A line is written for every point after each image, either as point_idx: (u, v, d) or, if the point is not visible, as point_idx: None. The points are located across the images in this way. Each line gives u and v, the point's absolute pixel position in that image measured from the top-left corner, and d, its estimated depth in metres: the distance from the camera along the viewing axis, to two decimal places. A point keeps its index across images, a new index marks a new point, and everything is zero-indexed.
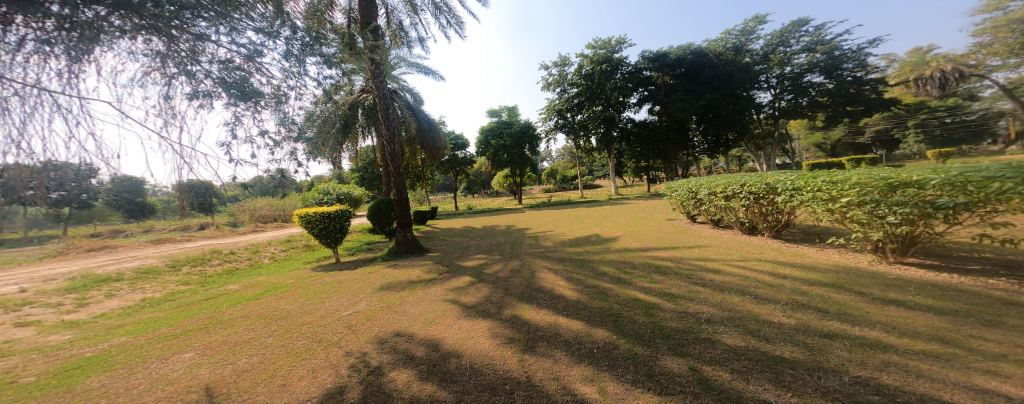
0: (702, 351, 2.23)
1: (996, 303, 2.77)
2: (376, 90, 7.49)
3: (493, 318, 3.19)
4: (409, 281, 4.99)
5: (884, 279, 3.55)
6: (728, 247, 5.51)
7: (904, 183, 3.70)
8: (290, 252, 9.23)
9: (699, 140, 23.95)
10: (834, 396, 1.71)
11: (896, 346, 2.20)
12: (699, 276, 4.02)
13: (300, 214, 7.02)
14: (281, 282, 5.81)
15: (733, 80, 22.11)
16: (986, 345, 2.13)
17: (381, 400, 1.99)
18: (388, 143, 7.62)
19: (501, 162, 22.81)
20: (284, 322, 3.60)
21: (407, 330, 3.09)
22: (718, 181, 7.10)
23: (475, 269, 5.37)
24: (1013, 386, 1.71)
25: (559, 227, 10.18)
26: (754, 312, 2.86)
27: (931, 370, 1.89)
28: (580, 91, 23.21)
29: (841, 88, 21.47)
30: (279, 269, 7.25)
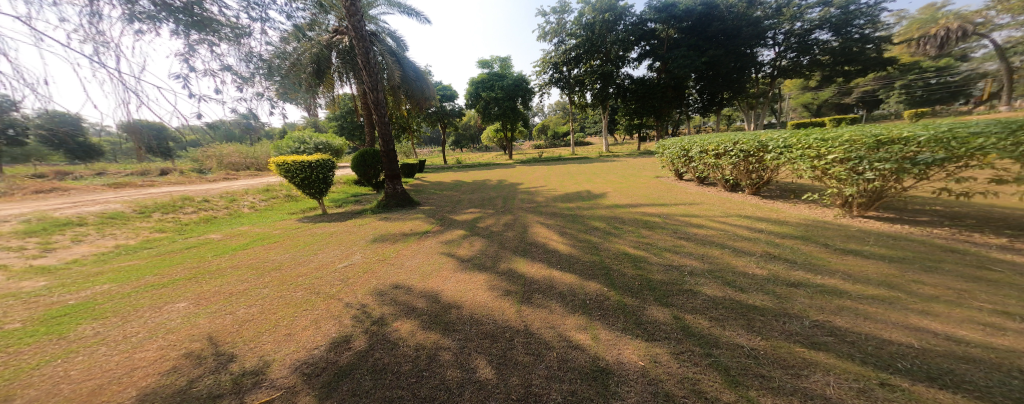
0: (685, 301, 2.44)
1: (938, 250, 3.11)
2: (353, 30, 6.78)
3: (491, 271, 3.34)
4: (401, 234, 5.06)
5: (847, 231, 3.84)
6: (711, 203, 5.73)
7: (893, 141, 3.82)
8: (271, 202, 9.03)
9: (694, 98, 23.58)
10: (796, 338, 1.94)
11: (850, 291, 2.46)
12: (683, 230, 4.24)
13: (277, 162, 6.71)
14: (267, 232, 5.79)
15: (739, 36, 21.07)
16: (924, 288, 2.43)
17: (387, 348, 2.13)
18: (371, 91, 7.13)
19: (491, 117, 22.01)
20: (278, 274, 3.65)
21: (406, 282, 3.20)
22: (711, 139, 7.12)
23: (468, 223, 5.47)
24: (939, 323, 1.99)
25: (550, 182, 10.24)
26: (731, 264, 3.10)
27: (878, 313, 2.16)
28: (579, 43, 21.91)
29: (845, 50, 20.93)
30: (263, 219, 7.14)
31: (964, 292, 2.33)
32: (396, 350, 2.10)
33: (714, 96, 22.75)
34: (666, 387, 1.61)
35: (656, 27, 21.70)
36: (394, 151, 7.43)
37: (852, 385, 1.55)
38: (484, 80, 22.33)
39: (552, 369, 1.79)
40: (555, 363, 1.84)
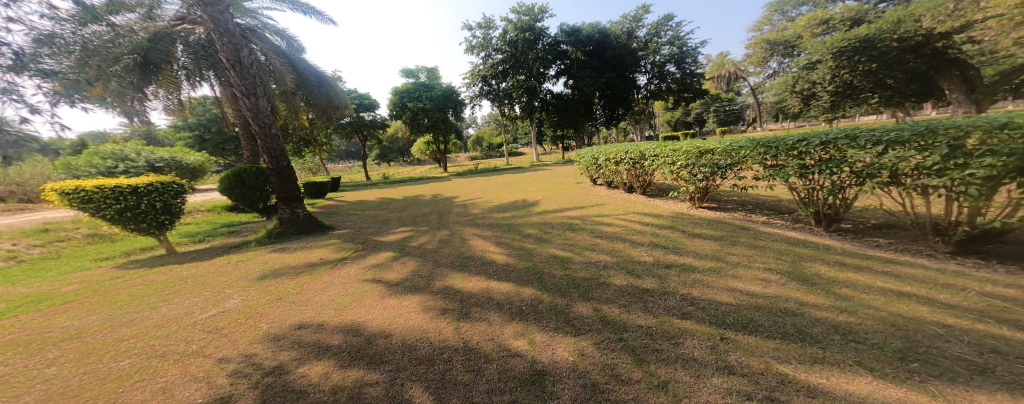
0: (603, 294, 2.71)
1: (739, 229, 4.27)
2: (209, 20, 5.61)
3: (421, 291, 3.09)
4: (305, 265, 4.26)
5: (694, 219, 4.97)
6: (615, 204, 6.65)
7: (706, 151, 5.12)
8: (60, 248, 6.35)
9: (600, 113, 27.09)
10: (675, 312, 2.35)
11: (697, 266, 3.16)
12: (598, 229, 4.77)
13: (66, 187, 4.72)
14: (48, 291, 3.99)
15: (624, 62, 24.76)
16: (737, 257, 3.29)
17: (291, 400, 1.75)
18: (245, 96, 5.93)
19: (422, 128, 20.50)
20: (86, 341, 2.60)
21: (315, 320, 2.69)
22: (612, 149, 8.22)
23: (397, 243, 4.97)
24: (744, 284, 2.71)
25: (486, 193, 10.19)
26: (631, 255, 3.61)
27: (713, 281, 2.82)
28: (505, 58, 22.86)
29: (683, 81, 26.46)
30: (38, 273, 4.86)
31: (751, 257, 3.25)
32: (303, 400, 1.74)
33: (615, 111, 26.49)
34: (592, 377, 1.73)
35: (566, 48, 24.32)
36: (287, 168, 6.36)
37: (708, 344, 1.94)
38: (410, 89, 20.94)
39: (492, 382, 1.76)
40: (496, 375, 1.81)
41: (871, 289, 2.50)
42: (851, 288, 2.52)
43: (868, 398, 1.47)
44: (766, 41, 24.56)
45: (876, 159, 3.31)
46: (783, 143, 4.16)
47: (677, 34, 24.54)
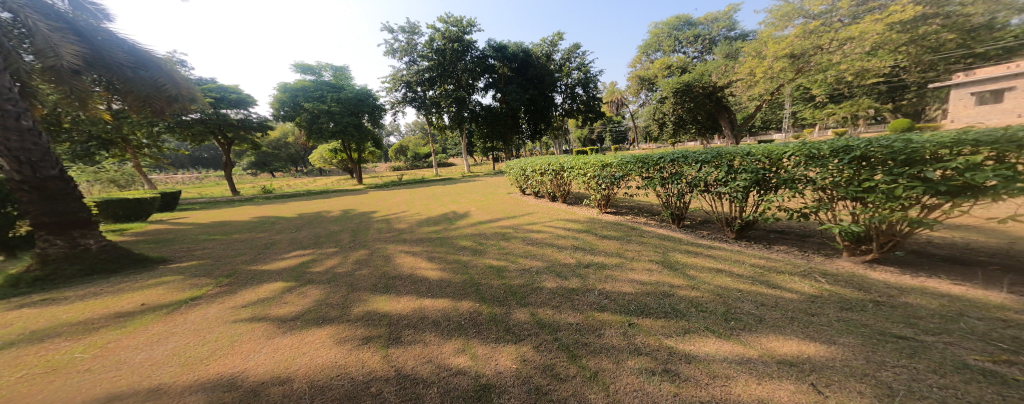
0: (539, 298, 2.82)
1: (631, 229, 5.08)
2: None
3: (332, 323, 2.63)
4: (108, 316, 3.10)
5: (599, 222, 5.69)
6: (541, 212, 7.00)
7: (607, 164, 5.94)
8: None
9: (526, 127, 26.97)
10: (600, 305, 2.61)
11: (607, 263, 3.60)
12: (529, 236, 4.96)
13: None
14: None
15: (544, 81, 25.33)
16: (636, 252, 3.89)
17: None
18: None
19: (328, 134, 17.43)
20: None
21: (163, 382, 1.99)
22: (537, 161, 8.58)
23: (295, 270, 4.14)
24: (644, 274, 3.22)
25: (413, 206, 9.47)
26: (558, 259, 3.84)
27: (622, 274, 3.26)
28: (431, 66, 21.45)
29: (588, 103, 27.17)
30: None
31: (643, 252, 3.89)
32: None
33: (538, 128, 26.82)
34: (536, 382, 1.75)
35: (493, 63, 24.25)
36: (57, 179, 4.59)
37: (622, 331, 2.21)
38: (308, 87, 17.96)
39: None
40: (437, 398, 1.68)
41: (708, 268, 3.32)
42: (699, 270, 3.27)
43: (717, 354, 1.91)
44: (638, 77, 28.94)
45: (696, 173, 4.46)
46: (651, 161, 5.15)
47: (584, 61, 27.27)
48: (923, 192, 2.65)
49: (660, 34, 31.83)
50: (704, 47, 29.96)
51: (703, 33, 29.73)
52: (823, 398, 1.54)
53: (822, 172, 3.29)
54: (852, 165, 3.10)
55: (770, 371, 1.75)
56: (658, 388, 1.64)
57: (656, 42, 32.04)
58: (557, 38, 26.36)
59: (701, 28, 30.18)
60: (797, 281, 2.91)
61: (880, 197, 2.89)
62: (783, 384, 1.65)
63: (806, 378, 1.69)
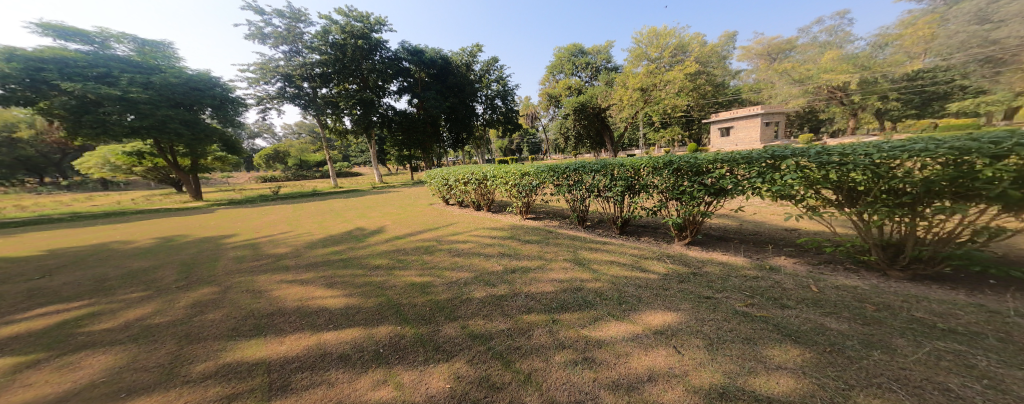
0: (468, 309, 2.74)
1: (547, 232, 5.38)
2: None
3: (149, 394, 1.94)
4: None
5: (520, 228, 5.84)
6: (466, 221, 6.78)
7: (525, 173, 6.12)
8: None
9: (447, 135, 26.38)
10: (528, 308, 2.68)
11: (532, 266, 3.72)
12: (454, 248, 4.78)
13: None
14: None
15: (463, 90, 24.95)
16: (554, 254, 4.14)
17: None
18: None
19: (123, 130, 12.86)
20: None
21: None
22: (459, 170, 8.28)
23: (71, 330, 2.93)
24: (567, 273, 3.45)
25: (303, 224, 8.06)
26: (485, 267, 3.82)
27: (545, 276, 3.42)
28: (326, 61, 18.74)
29: (507, 115, 27.82)
30: None
31: (558, 254, 4.15)
32: None
33: (458, 137, 26.30)
34: (470, 397, 1.68)
35: (407, 67, 22.83)
36: None
37: (549, 330, 2.32)
38: (71, 58, 12.47)
39: None
40: None
41: (606, 261, 3.77)
42: (604, 264, 3.67)
43: (620, 337, 2.17)
44: (548, 93, 32.25)
45: (592, 180, 5.05)
46: (560, 169, 5.55)
47: (502, 74, 28.15)
48: (706, 191, 3.84)
49: (562, 58, 35.58)
50: (592, 74, 34.72)
51: (592, 61, 34.50)
52: (684, 356, 1.92)
53: (663, 180, 4.23)
54: (673, 174, 4.13)
55: (652, 342, 2.08)
56: (581, 377, 1.78)
57: (560, 65, 35.74)
58: (473, 49, 26.68)
59: (590, 57, 34.87)
60: (658, 264, 3.56)
61: (690, 197, 3.97)
62: (661, 351, 1.99)
63: (672, 343, 2.07)
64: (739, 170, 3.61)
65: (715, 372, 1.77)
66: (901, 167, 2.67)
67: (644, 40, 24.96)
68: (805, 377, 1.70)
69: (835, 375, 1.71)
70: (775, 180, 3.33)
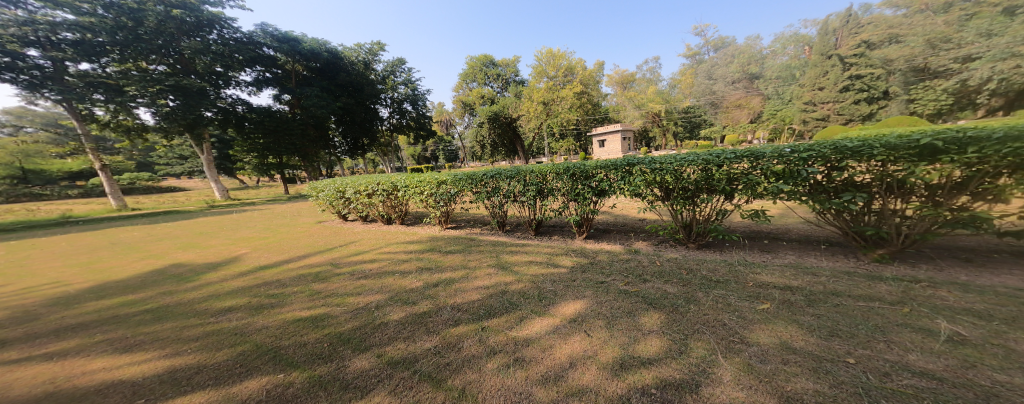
0: (381, 335, 2.44)
1: (467, 240, 5.25)
2: None
3: None
4: None
5: (438, 239, 5.48)
6: (373, 237, 6.01)
7: (442, 182, 5.77)
8: None
9: (340, 141, 23.40)
10: (453, 321, 2.56)
11: (455, 277, 3.56)
12: (359, 270, 4.15)
13: None
14: None
15: (362, 91, 22.41)
16: (478, 261, 4.06)
17: None
18: None
19: None
20: None
21: None
22: (361, 180, 7.22)
23: None
24: (493, 279, 3.43)
25: (65, 269, 5.53)
26: (402, 285, 3.47)
27: (468, 285, 3.32)
28: (94, 24, 12.30)
29: (418, 121, 25.80)
30: None
31: (477, 261, 4.08)
32: None
33: (357, 142, 23.77)
34: None
35: (276, 57, 18.79)
36: None
37: (478, 338, 2.26)
38: None
39: None
40: None
41: (525, 262, 3.93)
42: (526, 265, 3.81)
43: (544, 331, 2.30)
44: (461, 101, 33.96)
45: (508, 186, 5.16)
46: (477, 176, 5.45)
47: (410, 77, 26.37)
48: (594, 192, 4.51)
49: (475, 67, 35.29)
50: (503, 85, 35.62)
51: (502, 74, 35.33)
52: (593, 338, 2.17)
53: (565, 184, 4.70)
54: (569, 179, 4.66)
55: (568, 330, 2.29)
56: (514, 379, 1.80)
57: (473, 74, 35.39)
58: (375, 47, 24.83)
59: (501, 69, 35.66)
60: (569, 258, 3.93)
61: (584, 198, 4.57)
62: (578, 337, 2.20)
63: (584, 328, 2.31)
64: (604, 173, 4.44)
65: (614, 347, 2.07)
66: (685, 172, 3.89)
67: (543, 58, 26.90)
68: (670, 336, 2.17)
69: (682, 329, 2.25)
70: (630, 182, 4.25)
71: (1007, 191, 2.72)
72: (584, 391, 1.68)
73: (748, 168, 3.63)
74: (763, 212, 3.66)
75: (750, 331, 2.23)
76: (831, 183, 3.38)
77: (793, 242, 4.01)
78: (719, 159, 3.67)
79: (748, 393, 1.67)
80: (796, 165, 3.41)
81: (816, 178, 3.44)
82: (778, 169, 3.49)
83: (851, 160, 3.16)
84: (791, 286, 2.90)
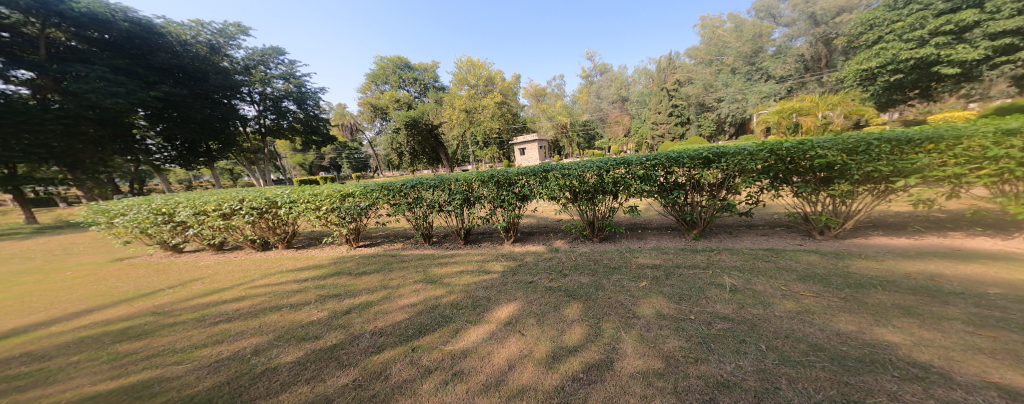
0: (268, 386, 1.99)
1: (388, 257, 4.68)
2: None
3: None
4: None
5: (345, 261, 4.70)
6: (244, 268, 4.76)
7: (347, 194, 5.03)
8: None
9: (156, 145, 16.51)
10: (374, 349, 2.28)
11: (371, 300, 3.15)
12: (218, 313, 3.21)
13: None
14: None
15: (207, 80, 17.24)
16: (398, 280, 3.65)
17: None
18: None
19: None
20: None
21: None
22: (208, 197, 5.57)
23: None
24: (419, 295, 3.17)
25: None
26: (295, 321, 2.87)
27: (388, 306, 2.97)
28: None
29: (308, 123, 22.39)
30: None
31: (395, 279, 3.68)
32: None
33: (196, 144, 18.31)
34: None
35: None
36: None
37: (407, 362, 2.08)
38: None
39: None
40: None
41: (456, 272, 3.75)
42: (457, 276, 3.64)
43: (478, 340, 2.27)
44: (369, 103, 30.40)
45: (432, 196, 4.86)
46: (394, 187, 4.96)
47: (290, 71, 22.12)
48: (518, 198, 4.69)
49: (386, 69, 32.12)
50: (421, 90, 33.33)
51: (420, 78, 33.03)
52: (527, 337, 2.26)
53: (491, 191, 4.73)
54: (489, 185, 4.74)
55: (504, 334, 2.32)
56: (454, 395, 1.76)
57: (384, 75, 32.13)
58: (233, 29, 20.54)
59: (417, 73, 33.35)
60: (501, 263, 3.97)
61: (509, 204, 4.69)
62: (513, 339, 2.25)
63: (517, 329, 2.37)
64: (513, 179, 4.71)
65: (545, 341, 2.21)
66: (586, 176, 4.50)
67: (465, 67, 27.08)
68: (587, 322, 2.44)
69: (596, 314, 2.58)
70: (547, 187, 4.61)
71: (741, 186, 4.21)
72: (524, 391, 1.75)
73: (622, 173, 4.44)
74: (635, 208, 4.44)
75: (637, 306, 2.71)
76: (668, 183, 4.43)
77: (655, 230, 5.05)
78: (587, 168, 4.47)
79: (644, 359, 2.01)
80: (645, 170, 4.35)
81: (660, 180, 4.44)
82: (639, 173, 4.36)
83: (675, 166, 4.27)
84: (658, 264, 3.66)
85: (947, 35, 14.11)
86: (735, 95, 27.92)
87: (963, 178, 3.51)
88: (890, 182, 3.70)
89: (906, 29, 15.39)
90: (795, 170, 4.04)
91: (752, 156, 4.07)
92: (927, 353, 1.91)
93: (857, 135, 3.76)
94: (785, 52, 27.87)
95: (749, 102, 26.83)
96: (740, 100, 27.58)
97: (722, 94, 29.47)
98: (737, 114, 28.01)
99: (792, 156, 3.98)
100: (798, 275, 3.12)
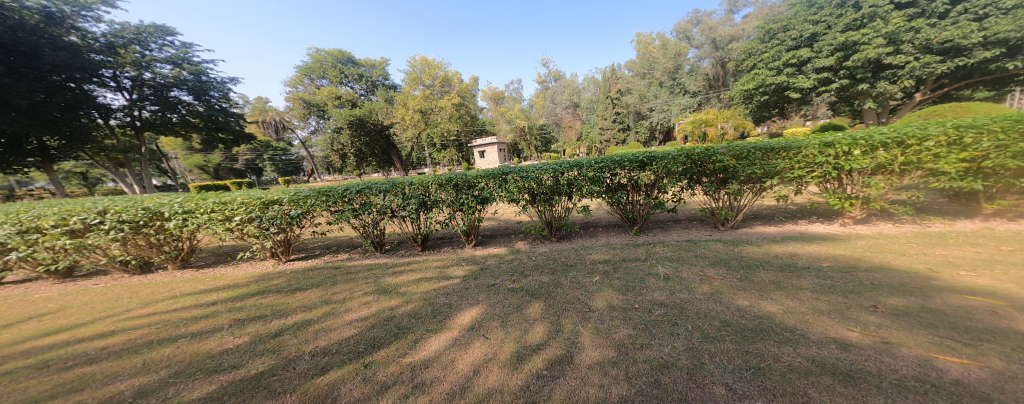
0: None
1: (329, 269, 4.30)
2: None
3: None
4: None
5: (273, 277, 4.19)
6: (134, 295, 3.98)
7: (271, 202, 4.51)
8: None
9: None
10: (315, 371, 2.08)
11: (311, 318, 2.87)
12: (75, 354, 2.62)
13: None
14: None
15: (42, 56, 10.95)
16: (339, 294, 3.37)
17: None
18: None
19: None
20: None
21: None
22: (47, 211, 4.49)
23: None
24: (366, 308, 2.95)
25: None
26: (201, 352, 2.48)
27: (333, 323, 2.73)
28: None
29: (212, 119, 18.93)
30: None
31: (336, 293, 3.40)
32: None
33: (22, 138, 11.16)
34: None
35: None
36: None
37: (353, 382, 1.93)
38: None
39: None
40: None
41: (412, 281, 3.57)
42: (411, 284, 3.48)
43: (436, 349, 2.20)
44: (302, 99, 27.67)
45: (383, 201, 4.59)
46: (336, 192, 4.58)
47: (180, 55, 18.24)
48: (477, 201, 4.66)
49: (323, 62, 29.64)
50: (369, 88, 30.97)
51: (367, 75, 30.81)
52: (490, 340, 2.25)
53: (449, 194, 4.61)
54: (437, 189, 4.63)
55: (465, 339, 2.28)
56: None
57: (320, 69, 29.60)
58: None
59: (364, 69, 31.20)
60: (459, 268, 3.90)
61: (469, 207, 4.63)
62: (477, 344, 2.22)
63: (481, 333, 2.35)
64: (458, 182, 4.61)
65: (509, 343, 2.22)
66: (543, 178, 4.64)
67: (419, 66, 26.15)
68: (549, 320, 2.51)
69: (554, 312, 2.66)
70: (506, 189, 4.66)
71: (668, 186, 4.65)
72: (489, 395, 1.75)
73: (575, 175, 4.66)
74: (586, 208, 4.66)
75: (591, 300, 2.87)
76: (611, 185, 4.72)
77: (601, 228, 5.38)
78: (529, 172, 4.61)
79: (599, 350, 2.13)
80: (593, 173, 4.62)
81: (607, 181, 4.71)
82: (589, 175, 4.61)
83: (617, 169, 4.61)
84: (604, 260, 3.90)
85: (793, 67, 17.05)
86: (662, 106, 30.96)
87: (803, 179, 4.43)
88: (763, 182, 4.51)
89: (770, 58, 18.03)
90: (703, 172, 4.62)
91: (675, 160, 4.57)
92: (793, 318, 2.33)
93: (742, 144, 4.54)
94: (697, 70, 31.76)
95: (673, 111, 29.99)
96: (667, 110, 30.69)
97: (652, 104, 32.47)
98: (665, 123, 31.08)
99: (700, 161, 4.56)
100: (711, 261, 3.57)
